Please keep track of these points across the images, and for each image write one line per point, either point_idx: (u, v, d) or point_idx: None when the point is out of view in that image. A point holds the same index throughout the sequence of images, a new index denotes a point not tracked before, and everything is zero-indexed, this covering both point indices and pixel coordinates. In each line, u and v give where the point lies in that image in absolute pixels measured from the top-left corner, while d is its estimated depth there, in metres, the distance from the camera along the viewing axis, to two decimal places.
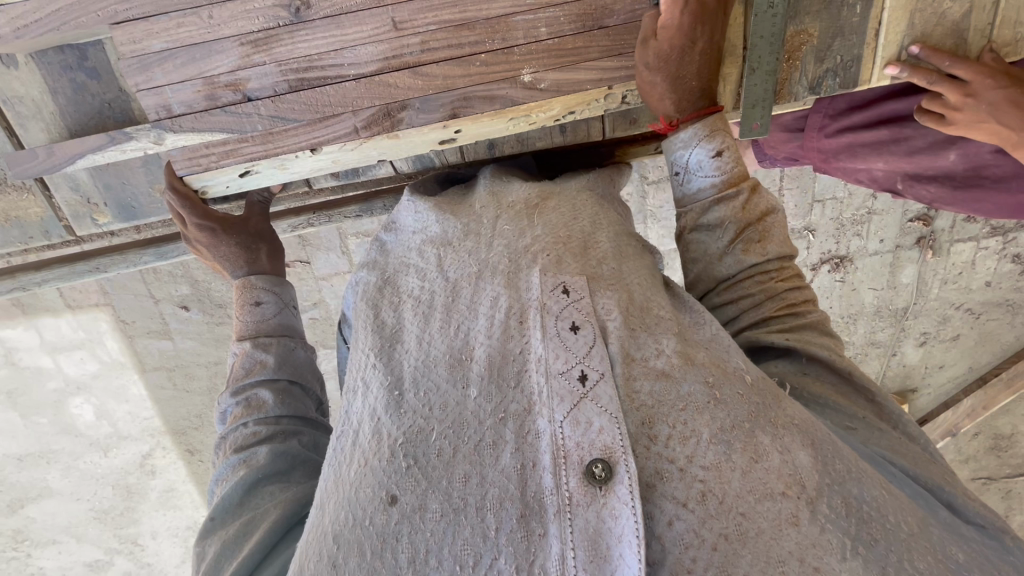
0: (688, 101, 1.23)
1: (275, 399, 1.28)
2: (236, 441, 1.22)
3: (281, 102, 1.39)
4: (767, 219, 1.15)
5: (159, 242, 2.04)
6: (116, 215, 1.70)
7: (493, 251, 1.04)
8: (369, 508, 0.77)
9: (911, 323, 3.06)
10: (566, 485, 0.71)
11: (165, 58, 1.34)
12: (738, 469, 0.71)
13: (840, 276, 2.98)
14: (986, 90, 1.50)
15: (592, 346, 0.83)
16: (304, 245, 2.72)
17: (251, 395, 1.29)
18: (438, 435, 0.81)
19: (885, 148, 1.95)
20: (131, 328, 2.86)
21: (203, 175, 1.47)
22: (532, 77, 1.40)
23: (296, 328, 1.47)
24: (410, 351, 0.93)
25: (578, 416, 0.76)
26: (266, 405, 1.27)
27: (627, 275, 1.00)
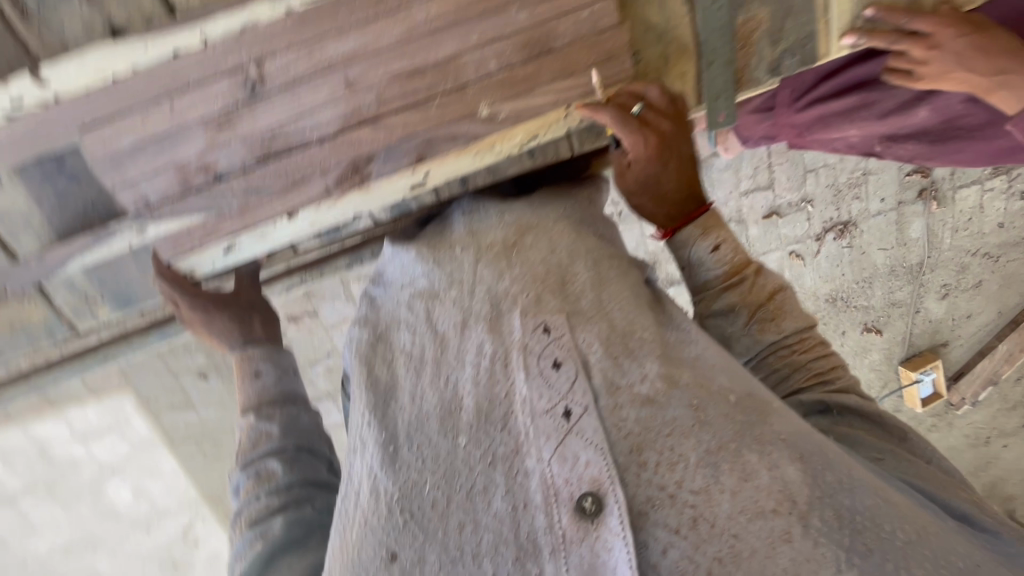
0: (681, 208, 1.27)
1: (284, 470, 1.29)
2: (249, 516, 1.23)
3: (251, 176, 1.43)
4: (777, 297, 1.25)
5: (161, 324, 2.10)
6: (112, 305, 1.74)
7: (475, 298, 1.00)
8: (372, 566, 0.80)
9: (927, 277, 2.98)
10: (558, 523, 0.74)
11: (138, 150, 1.39)
12: (726, 490, 0.72)
13: (845, 243, 2.84)
14: (949, 40, 1.53)
15: (574, 380, 0.83)
16: (309, 297, 2.70)
17: (259, 467, 1.29)
18: (432, 486, 0.83)
19: (858, 114, 1.96)
20: (154, 404, 2.84)
21: (190, 257, 1.53)
22: (490, 109, 1.42)
23: (298, 392, 1.47)
24: (400, 408, 0.92)
25: (565, 451, 0.77)
26: (276, 476, 1.28)
27: (609, 301, 0.96)
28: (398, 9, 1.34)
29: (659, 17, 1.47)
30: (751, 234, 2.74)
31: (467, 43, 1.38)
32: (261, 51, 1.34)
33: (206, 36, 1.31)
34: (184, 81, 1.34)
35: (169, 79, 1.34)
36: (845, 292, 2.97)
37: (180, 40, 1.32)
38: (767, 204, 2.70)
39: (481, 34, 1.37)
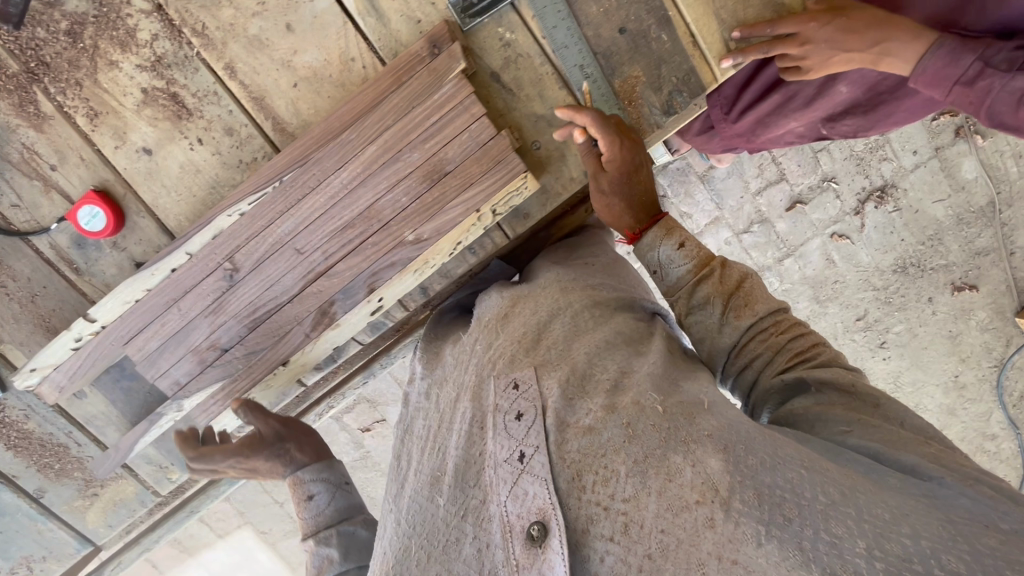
0: (645, 214, 1.38)
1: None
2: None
3: (249, 342, 1.70)
4: (745, 284, 1.19)
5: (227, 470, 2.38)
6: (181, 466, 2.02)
7: (468, 370, 1.19)
8: None
9: (1010, 215, 2.42)
10: (513, 554, 0.82)
11: (163, 349, 1.67)
12: (653, 493, 0.79)
13: (891, 208, 2.44)
14: (816, 32, 1.48)
15: (530, 427, 0.94)
16: (375, 407, 2.89)
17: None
18: (417, 547, 0.93)
19: (786, 109, 1.83)
20: (269, 535, 3.14)
21: (219, 416, 1.79)
22: (415, 235, 1.61)
23: (353, 505, 1.61)
24: (408, 485, 1.07)
25: (517, 491, 0.87)
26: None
27: (575, 349, 1.10)
28: (316, 186, 1.59)
29: (544, 110, 1.64)
30: (778, 231, 2.51)
31: (381, 188, 1.58)
32: (229, 249, 1.62)
33: (189, 250, 1.63)
34: (182, 288, 1.64)
35: (172, 290, 1.65)
36: (914, 258, 2.55)
37: (172, 262, 1.64)
38: (786, 197, 2.45)
39: (387, 179, 1.58)
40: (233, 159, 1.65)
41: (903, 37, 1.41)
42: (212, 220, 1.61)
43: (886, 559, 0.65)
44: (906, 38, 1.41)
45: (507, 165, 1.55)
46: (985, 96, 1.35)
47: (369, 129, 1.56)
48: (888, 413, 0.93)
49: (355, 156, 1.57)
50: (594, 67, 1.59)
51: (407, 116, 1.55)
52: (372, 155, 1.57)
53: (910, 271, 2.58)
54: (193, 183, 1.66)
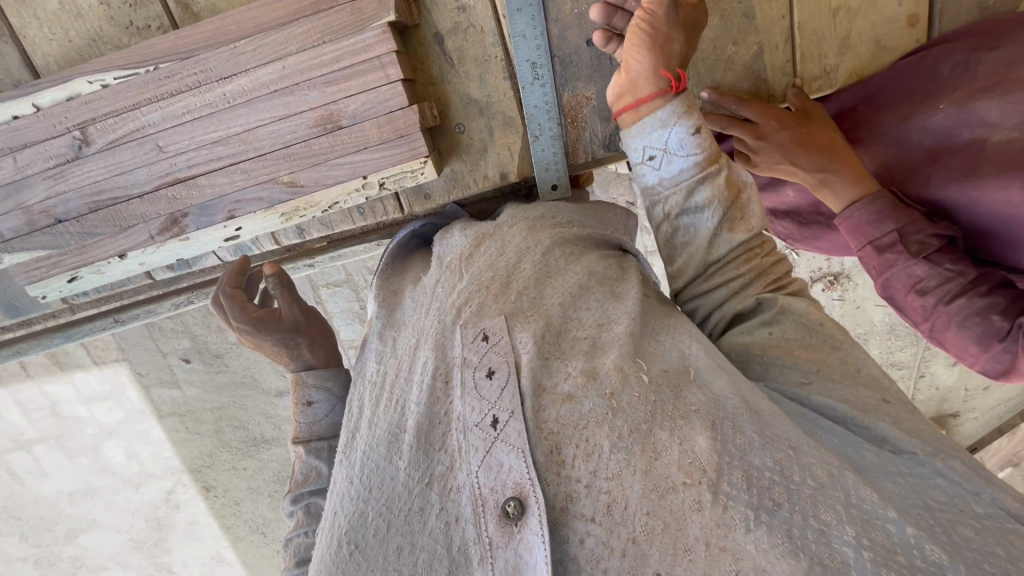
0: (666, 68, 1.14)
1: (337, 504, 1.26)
2: (301, 548, 1.19)
3: (86, 222, 1.70)
4: (744, 194, 1.10)
5: (66, 326, 2.15)
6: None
7: (429, 317, 1.06)
8: None
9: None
10: (485, 531, 0.77)
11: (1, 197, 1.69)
12: (638, 471, 0.75)
13: (836, 294, 2.48)
14: (772, 132, 1.56)
15: (504, 388, 0.86)
16: None
17: (311, 501, 1.27)
18: (374, 515, 0.84)
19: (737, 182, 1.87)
20: (146, 378, 2.61)
21: (39, 282, 1.75)
22: (290, 177, 1.64)
23: None
24: (362, 436, 0.97)
25: (489, 462, 0.80)
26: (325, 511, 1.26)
27: (545, 295, 1.01)
28: (196, 85, 1.58)
29: (478, 93, 1.69)
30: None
31: (265, 117, 1.60)
32: (83, 119, 1.62)
33: (39, 104, 1.62)
34: (22, 140, 1.64)
35: (12, 140, 1.65)
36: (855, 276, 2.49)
37: (19, 109, 1.62)
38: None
39: (274, 108, 1.59)
40: (124, 18, 1.65)
41: (844, 173, 1.45)
42: (71, 81, 1.60)
43: (873, 549, 0.65)
44: (846, 175, 1.45)
45: (410, 142, 1.59)
46: (886, 268, 1.37)
47: (268, 46, 1.55)
48: (845, 357, 0.94)
49: (248, 71, 1.56)
50: (547, 69, 1.61)
51: (312, 50, 1.54)
52: (266, 79, 1.56)
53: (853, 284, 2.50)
54: (71, 27, 1.66)
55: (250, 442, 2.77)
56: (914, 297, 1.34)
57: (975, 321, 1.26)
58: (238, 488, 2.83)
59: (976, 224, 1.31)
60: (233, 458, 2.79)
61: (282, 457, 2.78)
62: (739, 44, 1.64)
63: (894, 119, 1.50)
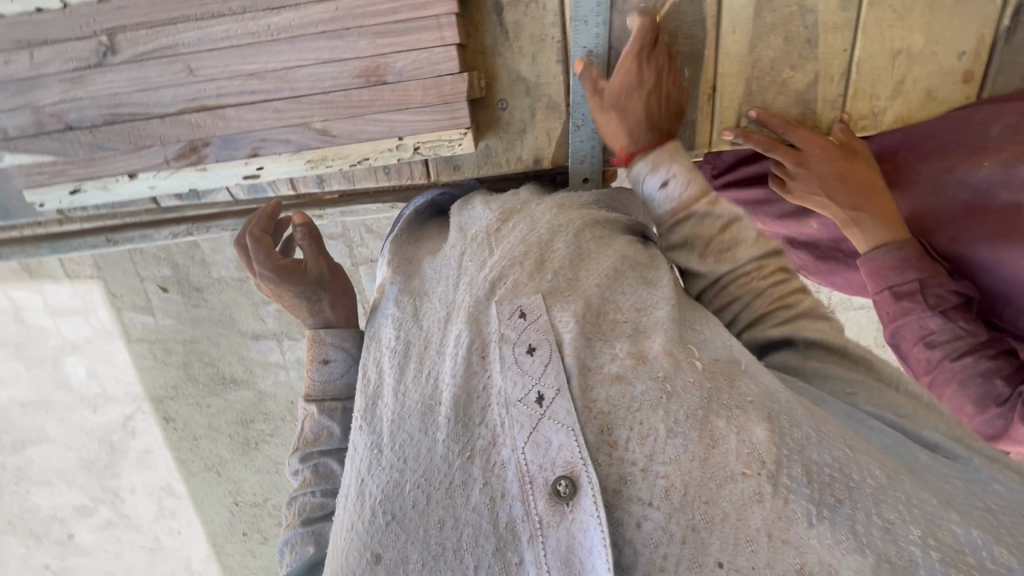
0: (639, 131, 1.39)
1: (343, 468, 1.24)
2: (303, 509, 1.18)
3: (99, 133, 1.59)
4: (732, 227, 1.12)
5: (55, 237, 2.02)
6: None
7: (459, 291, 1.02)
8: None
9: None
10: (534, 509, 0.75)
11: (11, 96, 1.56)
12: (697, 457, 0.75)
13: None
14: (814, 162, 1.55)
15: (547, 364, 0.84)
16: None
17: (318, 461, 1.23)
18: (412, 486, 0.83)
19: (763, 207, 1.85)
20: (120, 301, 2.49)
21: (38, 189, 1.65)
22: (323, 124, 1.59)
23: None
24: (388, 407, 0.93)
25: (536, 438, 0.78)
26: (334, 474, 1.23)
27: (584, 278, 0.99)
28: (243, 11, 1.49)
29: (528, 73, 1.65)
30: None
31: (306, 59, 1.53)
32: (113, 26, 1.50)
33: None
34: (41, 36, 1.51)
35: (28, 32, 1.50)
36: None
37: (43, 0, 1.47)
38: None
39: (318, 51, 1.52)
40: None
41: (878, 217, 1.47)
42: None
43: (942, 552, 0.68)
44: (880, 219, 1.47)
45: (453, 110, 1.57)
46: (902, 315, 1.40)
47: None
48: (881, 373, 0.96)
49: (297, 7, 1.48)
50: (602, 60, 1.57)
51: None
52: (317, 18, 1.49)
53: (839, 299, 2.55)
54: None
55: (217, 379, 2.67)
56: (922, 348, 1.38)
57: (977, 381, 1.32)
58: (199, 425, 2.74)
59: (996, 290, 1.38)
60: (199, 394, 2.68)
61: (249, 400, 2.72)
62: (795, 69, 1.64)
63: (933, 169, 1.53)
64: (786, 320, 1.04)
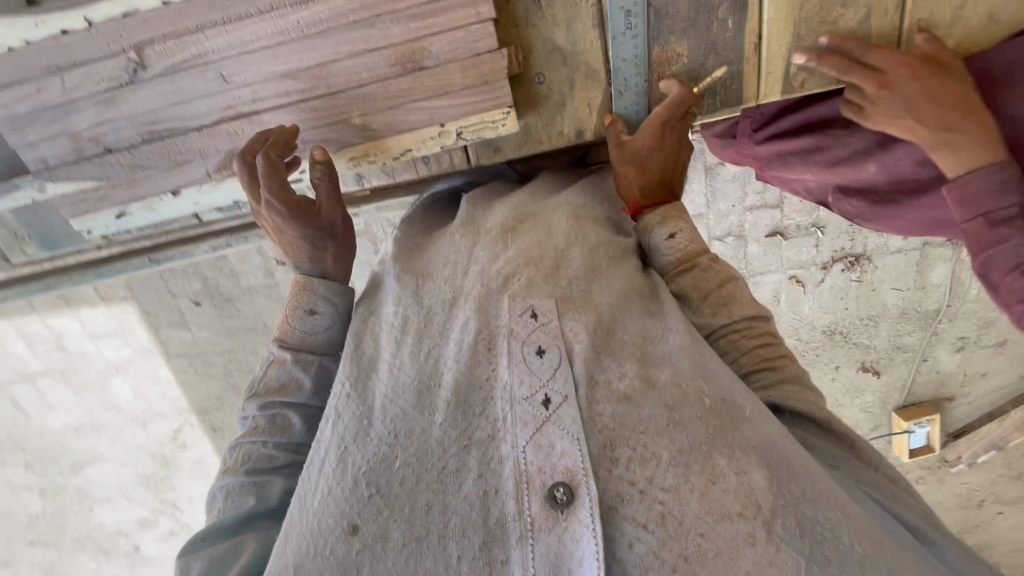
0: (652, 189, 1.28)
1: (303, 426, 1.14)
2: (248, 459, 1.09)
3: (138, 152, 1.53)
4: (731, 284, 1.09)
5: (99, 263, 2.04)
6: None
7: (466, 278, 1.03)
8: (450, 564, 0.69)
9: (944, 327, 2.43)
10: (529, 510, 0.77)
11: (37, 117, 1.49)
12: (696, 489, 0.76)
13: (855, 276, 2.38)
14: (901, 79, 1.24)
15: (555, 369, 0.86)
16: None
17: (277, 414, 1.14)
18: (402, 463, 0.85)
19: (811, 156, 1.56)
20: (155, 319, 2.48)
21: (85, 218, 1.61)
22: (363, 119, 1.49)
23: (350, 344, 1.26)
24: (382, 379, 0.95)
25: (538, 440, 0.81)
26: (291, 430, 1.13)
27: (598, 293, 0.99)
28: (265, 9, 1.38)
29: (565, 41, 1.47)
30: (747, 252, 2.37)
31: (339, 51, 1.41)
32: (140, 37, 1.41)
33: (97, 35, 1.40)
34: (71, 57, 1.43)
35: (58, 56, 1.43)
36: (845, 328, 2.49)
37: (66, 22, 1.40)
38: (770, 223, 2.33)
39: (349, 42, 1.40)
40: None
41: (972, 133, 1.21)
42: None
43: None
44: (975, 135, 1.21)
45: (495, 90, 1.44)
46: (994, 243, 1.20)
47: None
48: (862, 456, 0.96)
49: None
50: (641, 19, 1.42)
51: None
52: (345, 7, 1.37)
53: (836, 337, 2.52)
54: None
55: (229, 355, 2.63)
56: (1016, 277, 1.18)
57: None
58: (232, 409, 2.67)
59: None
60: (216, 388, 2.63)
61: None
62: (848, 5, 1.36)
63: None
64: (767, 385, 1.01)
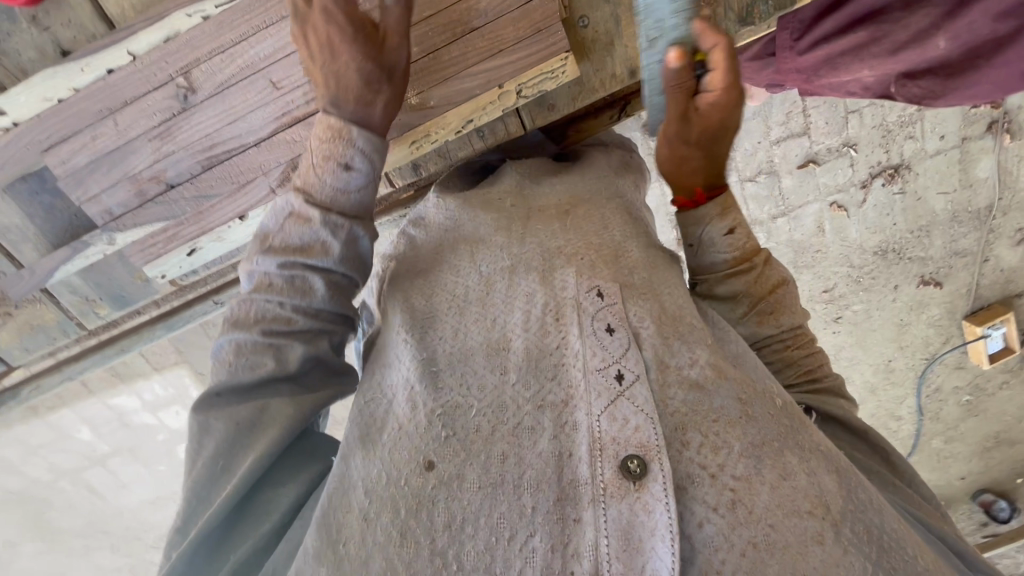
0: (688, 171, 0.79)
1: (328, 294, 0.71)
2: (263, 314, 0.70)
3: (199, 181, 0.93)
4: (780, 292, 0.82)
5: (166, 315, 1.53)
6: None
7: (527, 248, 0.73)
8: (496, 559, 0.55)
9: (999, 222, 1.89)
10: (601, 475, 0.56)
11: (95, 168, 0.92)
12: (767, 482, 0.57)
13: (897, 189, 1.86)
14: None
15: (630, 347, 0.62)
16: None
17: (297, 275, 0.70)
18: (479, 411, 0.62)
19: (864, 53, 1.09)
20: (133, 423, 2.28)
21: (160, 262, 1.00)
22: (417, 96, 0.92)
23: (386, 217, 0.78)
24: (444, 339, 0.68)
25: (612, 412, 0.58)
26: (314, 296, 0.71)
27: (663, 281, 0.71)
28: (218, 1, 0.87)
29: None
30: (782, 187, 1.90)
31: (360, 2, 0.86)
32: (185, 59, 0.86)
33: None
34: (121, 97, 0.88)
35: (108, 98, 0.89)
36: (898, 244, 1.98)
37: (107, 57, 0.87)
38: (801, 152, 1.83)
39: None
40: None
41: None
42: (126, 36, 0.86)
43: None
44: None
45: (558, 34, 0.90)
46: None
47: None
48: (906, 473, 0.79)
49: None
50: None
51: None
52: None
53: (889, 257, 2.01)
54: None
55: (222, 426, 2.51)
56: None
57: None
58: None
59: None
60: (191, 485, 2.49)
61: None
62: None
63: None
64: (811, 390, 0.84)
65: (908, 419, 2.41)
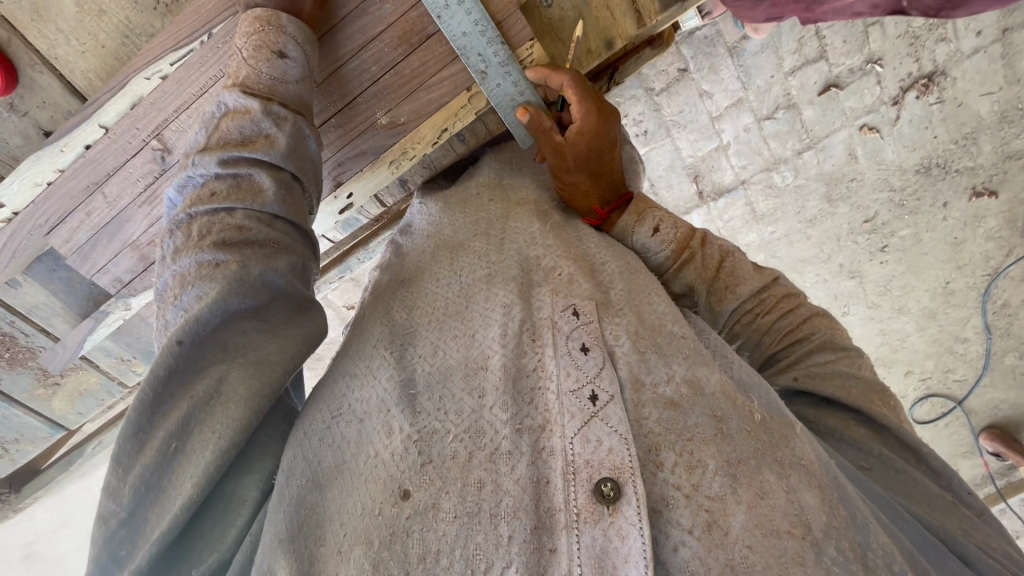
0: (585, 193, 0.89)
1: (278, 192, 0.72)
2: (210, 229, 0.67)
3: None
4: (727, 264, 0.85)
5: None
6: (50, 418, 1.23)
7: (505, 255, 0.77)
8: None
9: None
10: (575, 500, 0.54)
11: (97, 242, 0.96)
12: (743, 502, 0.55)
13: (933, 99, 1.80)
14: None
15: (604, 366, 0.62)
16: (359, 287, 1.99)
17: (242, 172, 0.71)
18: (455, 436, 0.59)
19: None
20: None
21: None
22: (389, 117, 0.93)
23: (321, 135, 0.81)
24: (422, 361, 0.66)
25: (585, 433, 0.57)
26: (263, 196, 0.70)
27: (643, 293, 0.74)
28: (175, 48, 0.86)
29: None
30: (804, 120, 1.89)
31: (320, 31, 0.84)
32: (155, 122, 0.88)
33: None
34: (103, 170, 0.91)
35: (92, 172, 0.91)
36: (941, 157, 1.91)
37: (82, 134, 0.88)
38: (819, 78, 1.81)
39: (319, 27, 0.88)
40: None
41: None
42: (93, 110, 0.87)
43: None
44: None
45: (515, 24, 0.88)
46: None
47: None
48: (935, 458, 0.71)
49: None
50: None
51: None
52: None
53: (933, 172, 1.94)
54: None
55: None
56: None
57: None
58: None
59: None
60: None
61: None
62: None
63: None
64: (797, 363, 0.80)
65: (975, 340, 2.25)
